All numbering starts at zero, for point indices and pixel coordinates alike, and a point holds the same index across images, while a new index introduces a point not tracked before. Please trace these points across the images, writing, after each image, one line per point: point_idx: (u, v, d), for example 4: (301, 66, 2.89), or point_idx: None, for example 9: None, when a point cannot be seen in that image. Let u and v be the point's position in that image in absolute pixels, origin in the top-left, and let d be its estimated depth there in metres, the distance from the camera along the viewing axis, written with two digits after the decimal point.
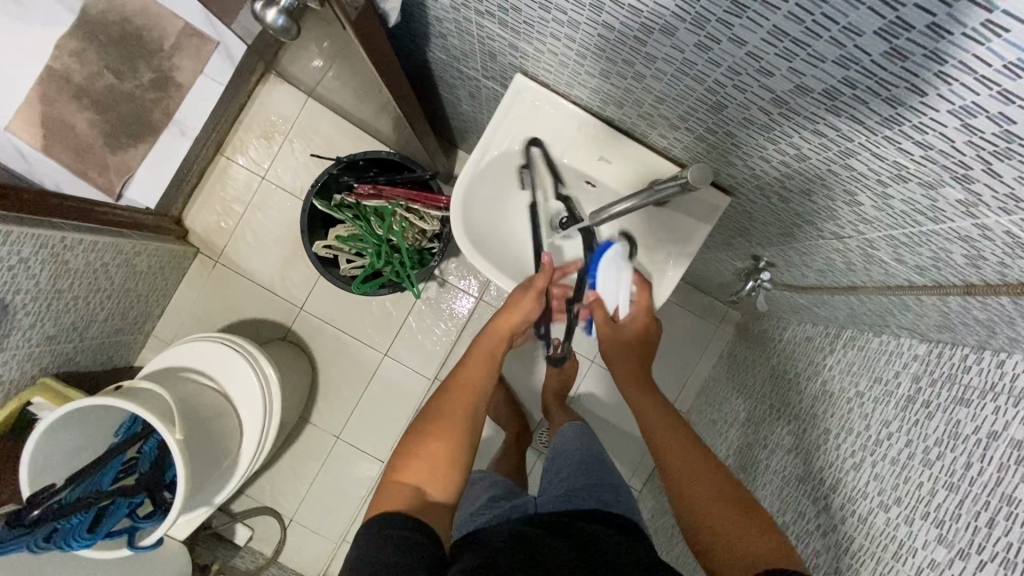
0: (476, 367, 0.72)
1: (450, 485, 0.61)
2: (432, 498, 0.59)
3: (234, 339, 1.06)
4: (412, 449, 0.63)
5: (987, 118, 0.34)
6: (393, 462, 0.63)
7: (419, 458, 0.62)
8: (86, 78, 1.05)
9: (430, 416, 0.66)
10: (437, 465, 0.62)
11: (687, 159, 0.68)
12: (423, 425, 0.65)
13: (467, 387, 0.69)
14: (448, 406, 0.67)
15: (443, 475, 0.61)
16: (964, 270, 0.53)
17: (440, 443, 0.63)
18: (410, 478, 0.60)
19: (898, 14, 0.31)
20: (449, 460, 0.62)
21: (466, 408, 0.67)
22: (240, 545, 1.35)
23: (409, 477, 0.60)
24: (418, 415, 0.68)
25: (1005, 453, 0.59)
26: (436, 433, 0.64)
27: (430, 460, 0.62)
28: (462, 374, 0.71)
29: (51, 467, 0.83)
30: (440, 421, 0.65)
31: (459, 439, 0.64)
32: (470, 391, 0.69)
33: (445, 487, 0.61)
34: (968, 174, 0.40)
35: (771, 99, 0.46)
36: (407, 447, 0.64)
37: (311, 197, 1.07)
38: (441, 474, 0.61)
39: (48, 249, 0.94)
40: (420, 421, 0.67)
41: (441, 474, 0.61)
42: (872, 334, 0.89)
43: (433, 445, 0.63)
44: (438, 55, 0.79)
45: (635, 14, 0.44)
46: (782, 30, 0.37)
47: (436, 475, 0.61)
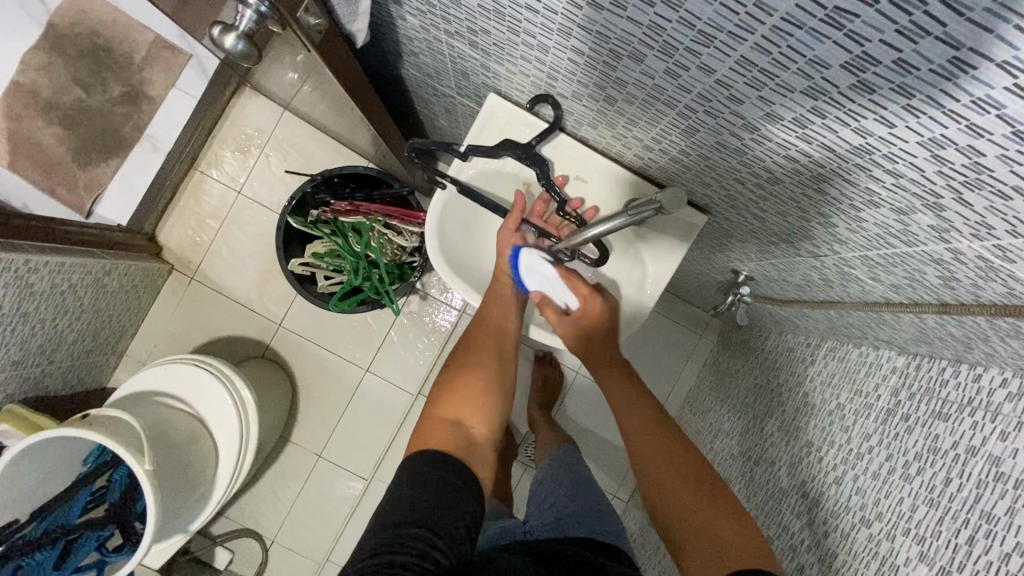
0: (497, 312, 0.76)
1: (488, 418, 0.66)
2: (473, 430, 0.64)
3: (209, 361, 1.03)
4: (449, 388, 0.67)
5: (957, 150, 0.34)
6: (431, 400, 0.67)
7: (457, 395, 0.66)
8: (55, 92, 1.00)
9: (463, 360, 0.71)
10: (475, 402, 0.66)
11: (663, 177, 0.68)
12: (457, 368, 0.70)
13: (495, 334, 0.75)
14: (479, 351, 0.72)
15: (480, 410, 0.66)
16: (938, 290, 0.53)
17: (476, 382, 0.68)
18: (452, 413, 0.64)
19: (864, 49, 0.31)
20: (487, 395, 0.68)
21: (495, 352, 0.73)
22: (220, 568, 1.31)
23: (450, 412, 0.64)
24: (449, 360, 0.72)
25: (984, 470, 0.59)
26: (471, 373, 0.69)
27: (467, 396, 0.66)
28: (489, 320, 0.76)
29: (15, 502, 0.80)
30: (474, 363, 0.70)
31: (492, 377, 0.70)
32: (498, 337, 0.75)
33: (483, 420, 0.65)
34: (939, 202, 0.40)
35: (741, 125, 0.46)
36: (443, 387, 0.68)
37: (286, 215, 1.05)
38: (479, 410, 0.66)
39: (12, 272, 0.91)
40: (453, 365, 0.71)
41: (479, 409, 0.66)
42: (851, 346, 0.89)
43: (469, 381, 0.68)
44: (411, 72, 0.78)
45: (603, 40, 0.43)
46: (750, 61, 0.37)
47: (472, 409, 0.65)
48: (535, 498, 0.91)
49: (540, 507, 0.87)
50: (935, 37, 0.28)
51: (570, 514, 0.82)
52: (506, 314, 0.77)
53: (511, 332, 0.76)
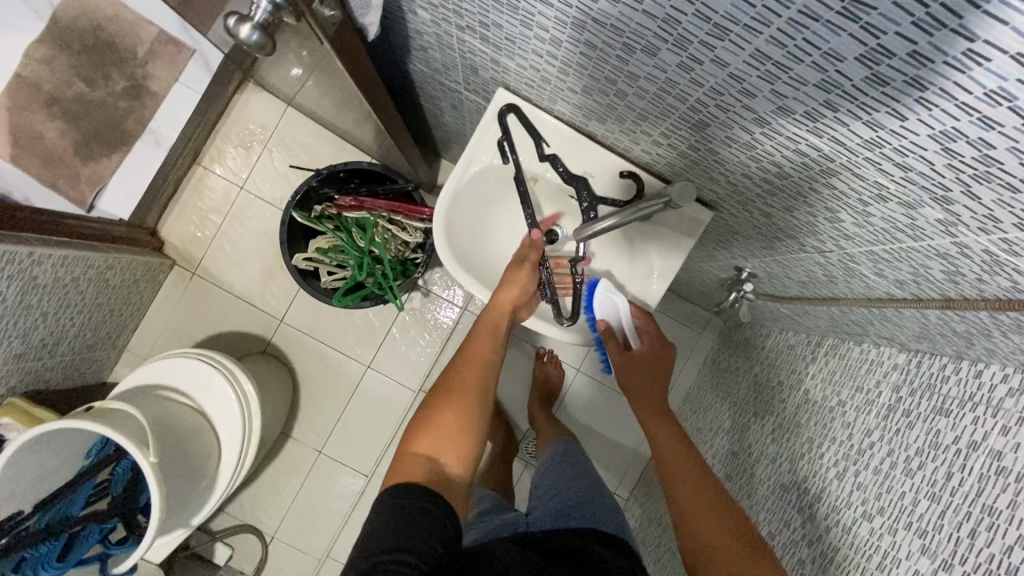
0: (482, 340, 0.71)
1: (465, 453, 0.60)
2: (447, 468, 0.58)
3: (212, 355, 1.03)
4: (423, 423, 0.61)
5: (967, 143, 0.35)
6: (404, 437, 0.61)
7: (432, 430, 0.60)
8: (57, 86, 0.96)
9: (442, 392, 0.65)
10: (452, 437, 0.60)
11: (669, 173, 0.68)
12: (434, 400, 0.64)
13: (478, 365, 0.68)
14: (459, 381, 0.66)
15: (457, 446, 0.60)
16: (941, 285, 0.53)
17: (453, 415, 0.62)
18: (424, 450, 0.59)
19: (879, 42, 0.31)
20: (465, 430, 0.61)
21: (477, 382, 0.66)
22: (219, 564, 1.31)
23: (422, 449, 0.59)
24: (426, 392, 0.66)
25: (986, 464, 0.59)
26: (450, 407, 0.63)
27: (443, 432, 0.60)
28: (472, 350, 0.70)
29: (17, 494, 0.79)
30: (453, 395, 0.64)
31: (472, 410, 0.63)
32: (479, 367, 0.68)
33: (458, 457, 0.60)
34: (948, 195, 0.41)
35: (752, 119, 0.46)
36: (419, 420, 0.62)
37: (291, 210, 1.05)
38: (456, 445, 0.60)
39: (15, 264, 0.91)
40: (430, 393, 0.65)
41: (455, 445, 0.60)
42: (852, 343, 0.90)
43: (447, 418, 0.62)
44: (419, 67, 0.78)
45: (618, 33, 0.44)
46: (765, 53, 0.37)
47: (450, 443, 0.60)
48: (538, 492, 0.91)
49: (543, 501, 0.88)
50: (951, 29, 0.28)
51: (573, 507, 0.82)
52: (490, 342, 0.71)
53: (494, 361, 0.70)
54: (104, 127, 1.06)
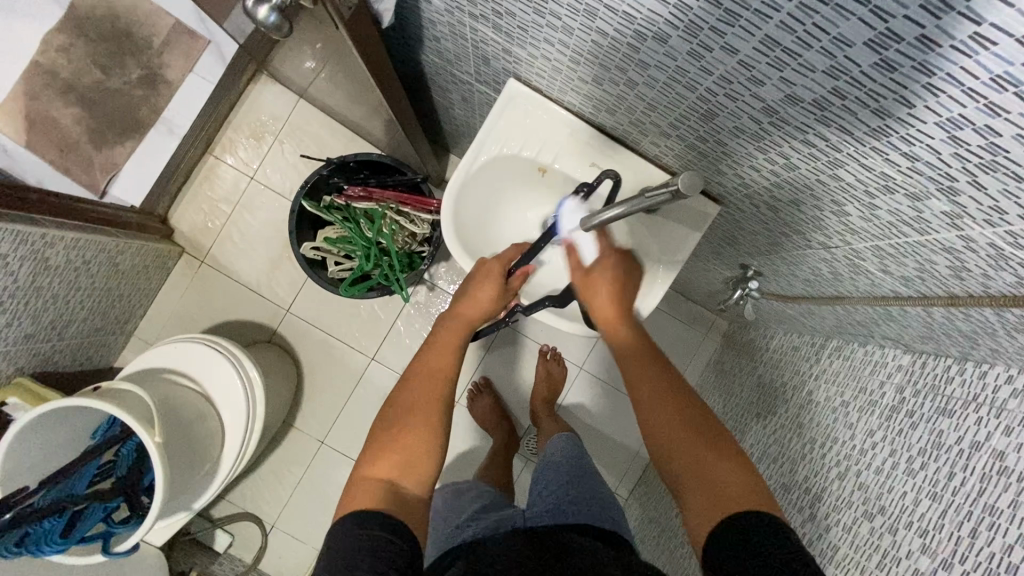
0: (444, 354, 0.70)
1: (423, 474, 0.61)
2: (406, 492, 0.59)
3: (218, 340, 1.04)
4: (382, 445, 0.62)
5: (973, 131, 0.35)
6: (363, 458, 0.63)
7: (390, 454, 0.61)
8: (74, 73, 1.02)
9: (400, 414, 0.65)
10: (410, 459, 0.61)
11: (678, 166, 0.69)
12: (394, 420, 0.64)
13: (439, 380, 0.67)
14: (418, 400, 0.66)
15: (416, 467, 0.61)
16: (948, 281, 0.53)
17: (412, 436, 0.63)
18: (381, 475, 0.60)
19: (888, 26, 0.32)
20: (424, 452, 0.62)
21: (435, 403, 0.66)
22: (220, 551, 1.32)
23: (380, 475, 0.60)
24: (385, 409, 0.66)
25: (988, 464, 0.59)
26: (409, 426, 0.63)
27: (402, 453, 0.61)
28: (432, 363, 0.69)
29: (23, 470, 0.80)
30: (409, 416, 0.64)
31: (432, 430, 0.64)
32: (440, 382, 0.68)
33: (416, 478, 0.61)
34: (954, 185, 0.41)
35: (761, 108, 0.47)
36: (378, 441, 0.63)
37: (301, 198, 1.06)
38: (415, 467, 0.61)
39: (28, 245, 0.92)
40: (390, 411, 0.66)
41: (413, 467, 0.61)
42: (856, 344, 0.90)
43: (406, 439, 0.62)
44: (432, 59, 0.79)
45: (629, 20, 0.45)
46: (775, 40, 0.38)
47: (410, 465, 0.61)
48: (539, 486, 0.91)
49: (544, 494, 0.88)
50: (959, 12, 0.29)
51: (572, 501, 0.82)
52: (450, 355, 0.71)
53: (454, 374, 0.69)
54: (118, 114, 1.07)
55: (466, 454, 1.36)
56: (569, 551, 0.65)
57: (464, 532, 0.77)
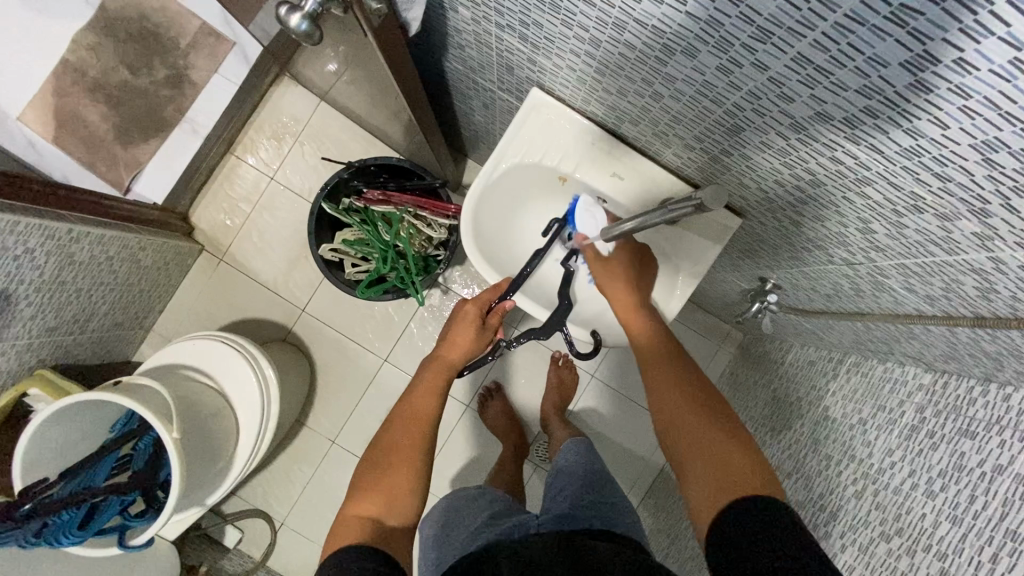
0: (425, 397, 0.73)
1: (406, 510, 0.63)
2: (391, 527, 0.61)
3: (234, 338, 1.05)
4: (365, 485, 0.64)
5: (1009, 154, 0.34)
6: (347, 501, 0.64)
7: (374, 493, 0.63)
8: (101, 72, 1.06)
9: (383, 456, 0.66)
10: (394, 498, 0.63)
11: (700, 177, 0.69)
12: (380, 462, 0.66)
13: (416, 419, 0.70)
14: (402, 439, 0.68)
15: (398, 506, 0.63)
16: (974, 302, 0.53)
17: (394, 478, 0.64)
18: (367, 513, 0.61)
19: (925, 48, 0.32)
20: (408, 490, 0.64)
21: (422, 439, 0.68)
22: (229, 547, 1.33)
23: (364, 512, 0.61)
24: (369, 451, 0.68)
25: (1011, 488, 0.58)
26: (392, 466, 0.65)
27: (386, 492, 0.63)
28: (414, 403, 0.72)
29: (45, 460, 0.82)
30: (392, 456, 0.66)
31: (411, 472, 0.65)
32: (424, 424, 0.70)
33: (400, 516, 0.62)
34: (986, 208, 0.40)
35: (789, 124, 0.46)
36: (361, 482, 0.65)
37: (320, 200, 1.07)
38: (399, 505, 0.63)
39: (54, 240, 0.94)
40: (371, 455, 0.68)
41: (396, 505, 0.63)
42: (876, 361, 0.89)
43: (390, 479, 0.64)
44: (455, 65, 0.80)
45: (658, 34, 0.45)
46: (807, 58, 0.38)
47: (392, 502, 0.63)
48: (550, 493, 0.91)
49: (556, 501, 0.87)
50: (998, 37, 0.28)
51: (585, 506, 0.82)
52: (433, 397, 0.73)
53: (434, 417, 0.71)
54: (144, 113, 1.09)
55: (476, 458, 1.36)
56: (586, 555, 0.65)
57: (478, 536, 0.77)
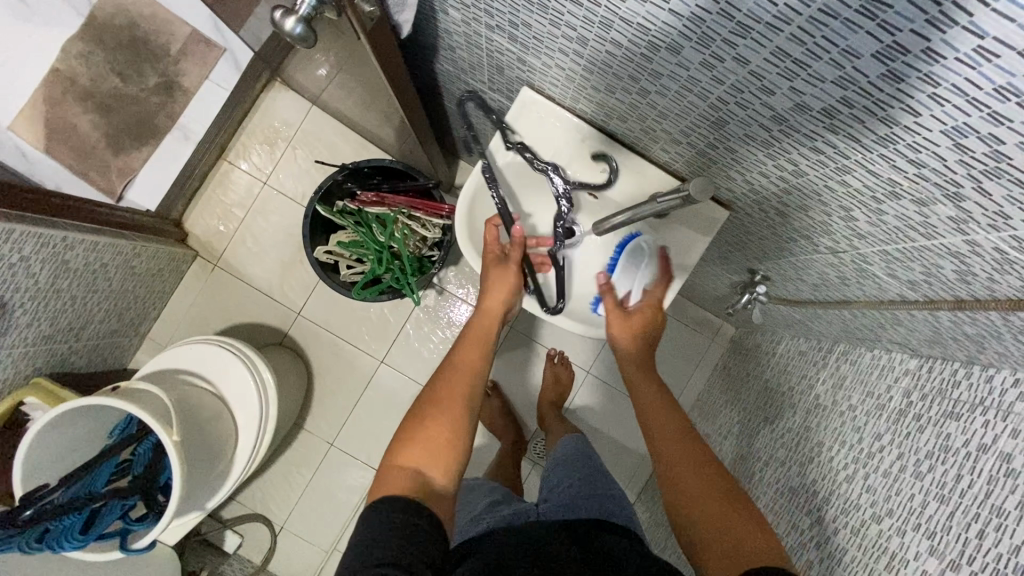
0: (470, 350, 0.74)
1: (450, 467, 0.62)
2: (433, 482, 0.60)
3: (232, 342, 1.06)
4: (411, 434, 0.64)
5: (977, 139, 0.36)
6: (392, 446, 0.64)
7: (421, 444, 0.62)
8: (92, 80, 1.04)
9: (429, 407, 0.66)
10: (439, 450, 0.63)
11: (687, 172, 0.71)
12: (425, 410, 0.66)
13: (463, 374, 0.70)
14: (449, 391, 0.68)
15: (441, 460, 0.62)
16: (954, 286, 0.55)
17: (440, 428, 0.64)
18: (411, 463, 0.61)
19: (895, 39, 0.33)
20: (450, 445, 0.63)
21: (466, 393, 0.69)
22: (229, 552, 1.33)
23: (408, 462, 0.61)
24: (416, 400, 0.68)
25: (995, 466, 0.60)
26: (438, 416, 0.65)
27: (431, 443, 0.63)
28: (460, 358, 0.73)
29: (46, 466, 0.82)
30: (440, 407, 0.66)
31: (457, 426, 0.65)
32: (468, 378, 0.70)
33: (443, 471, 0.62)
34: (959, 192, 0.42)
35: (771, 116, 0.48)
36: (405, 430, 0.64)
37: (314, 203, 1.08)
38: (443, 459, 0.62)
39: (49, 248, 0.94)
40: (418, 403, 0.67)
41: (440, 459, 0.62)
42: (864, 349, 0.91)
43: (436, 431, 0.64)
44: (446, 67, 0.81)
45: (643, 31, 0.46)
46: (785, 51, 0.39)
47: (437, 455, 0.62)
48: (548, 486, 0.92)
49: (554, 492, 0.89)
50: (963, 27, 0.30)
51: (583, 497, 0.83)
52: (478, 351, 0.74)
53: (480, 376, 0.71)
54: (136, 120, 1.10)
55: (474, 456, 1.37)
56: (588, 547, 0.67)
57: (477, 526, 0.78)
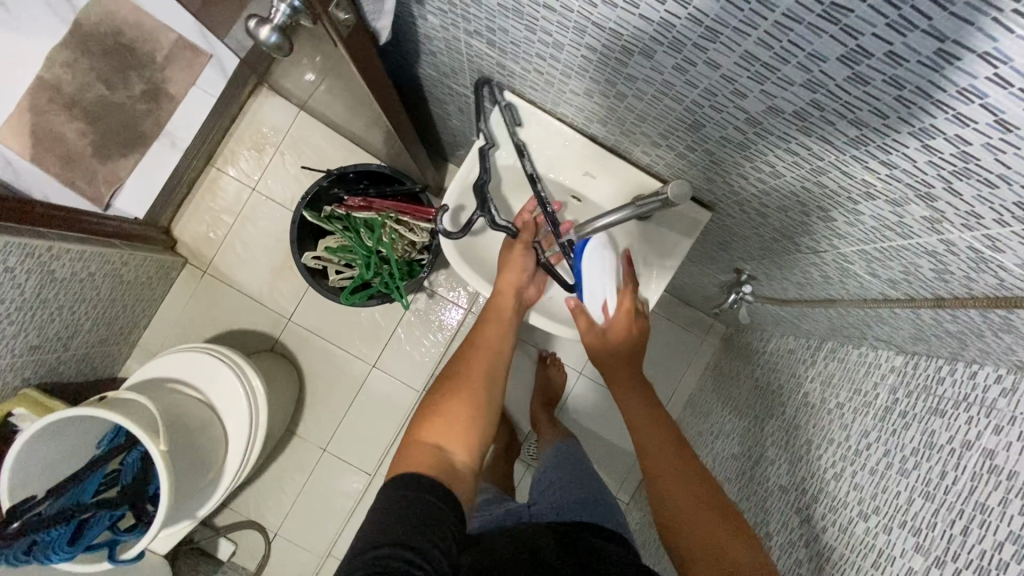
0: (492, 327, 0.75)
1: (472, 446, 0.63)
2: (454, 458, 0.60)
3: (221, 350, 1.05)
4: (432, 412, 0.64)
5: (945, 140, 0.36)
6: (413, 424, 0.64)
7: (444, 419, 0.63)
8: (78, 89, 1.04)
9: (450, 381, 0.67)
10: (461, 428, 0.63)
11: (669, 174, 0.71)
12: (449, 387, 0.67)
13: (485, 351, 0.72)
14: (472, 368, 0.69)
15: (463, 435, 0.63)
16: (933, 284, 0.55)
17: (463, 408, 0.65)
18: (433, 440, 0.61)
19: (859, 42, 0.34)
20: (472, 422, 0.64)
21: (487, 369, 0.70)
22: (223, 560, 1.32)
23: (430, 438, 0.61)
24: (439, 378, 0.69)
25: (978, 462, 0.60)
26: (460, 393, 0.66)
27: (454, 420, 0.63)
28: (482, 335, 0.74)
29: (32, 477, 0.82)
30: (461, 384, 0.67)
31: (480, 398, 0.67)
32: (490, 356, 0.72)
33: (466, 447, 0.62)
34: (931, 192, 0.42)
35: (745, 119, 0.48)
36: (428, 407, 0.65)
37: (301, 209, 1.08)
38: (466, 438, 0.63)
39: (35, 258, 0.94)
40: (441, 380, 0.69)
41: (461, 434, 0.63)
42: (851, 347, 0.91)
43: (457, 407, 0.64)
44: (429, 71, 0.81)
45: (615, 36, 0.46)
46: (753, 55, 0.40)
47: (459, 432, 0.62)
48: (540, 488, 0.92)
49: (546, 494, 0.89)
50: (922, 31, 0.30)
51: (575, 500, 0.83)
52: (501, 329, 0.75)
53: (501, 354, 0.73)
54: (122, 128, 1.10)
55: None
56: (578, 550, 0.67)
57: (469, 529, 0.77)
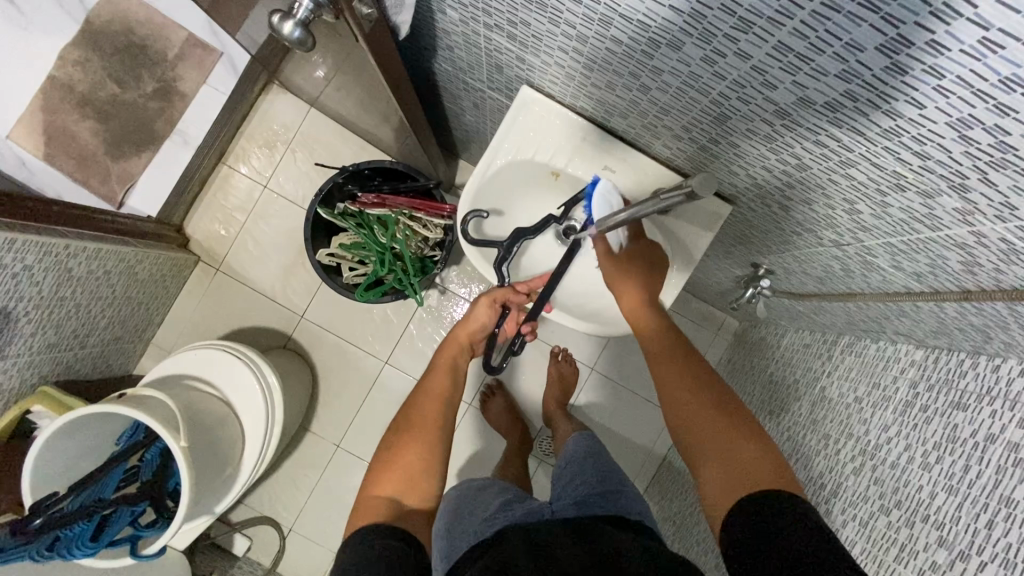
0: (441, 372, 0.78)
1: (427, 492, 0.65)
2: (409, 506, 0.63)
3: (237, 346, 1.06)
4: (388, 463, 0.67)
5: (983, 130, 0.36)
6: (368, 478, 0.67)
7: (398, 470, 0.66)
8: (90, 87, 1.05)
9: (400, 434, 0.70)
10: (413, 475, 0.66)
11: (689, 167, 0.70)
12: (401, 436, 0.70)
13: (437, 400, 0.74)
14: (423, 416, 0.72)
15: (415, 484, 0.65)
16: (960, 277, 0.54)
17: (416, 455, 0.67)
18: (386, 490, 0.64)
19: (898, 31, 0.33)
20: (424, 468, 0.67)
21: (438, 416, 0.72)
22: (239, 555, 1.33)
23: (385, 490, 0.64)
24: (393, 426, 0.72)
25: (1003, 456, 0.59)
26: (411, 443, 0.69)
27: (406, 470, 0.66)
28: (432, 383, 0.77)
29: (53, 475, 0.82)
30: (411, 432, 0.70)
31: (433, 444, 0.69)
32: (442, 402, 0.74)
33: (418, 493, 0.65)
34: (964, 183, 0.42)
35: (774, 111, 0.48)
36: (383, 459, 0.68)
37: (315, 206, 1.08)
38: (418, 483, 0.65)
39: (51, 257, 0.94)
40: (395, 428, 0.71)
41: (414, 483, 0.65)
42: (869, 341, 0.90)
43: (409, 456, 0.67)
44: (445, 67, 0.81)
45: (643, 28, 0.46)
46: (787, 46, 0.39)
47: (411, 481, 0.65)
48: (559, 484, 0.92)
49: (566, 490, 0.88)
50: (967, 18, 0.30)
51: (595, 495, 0.83)
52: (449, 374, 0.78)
53: (453, 401, 0.76)
54: (134, 126, 1.09)
55: (481, 455, 1.37)
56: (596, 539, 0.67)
57: (491, 526, 0.78)
